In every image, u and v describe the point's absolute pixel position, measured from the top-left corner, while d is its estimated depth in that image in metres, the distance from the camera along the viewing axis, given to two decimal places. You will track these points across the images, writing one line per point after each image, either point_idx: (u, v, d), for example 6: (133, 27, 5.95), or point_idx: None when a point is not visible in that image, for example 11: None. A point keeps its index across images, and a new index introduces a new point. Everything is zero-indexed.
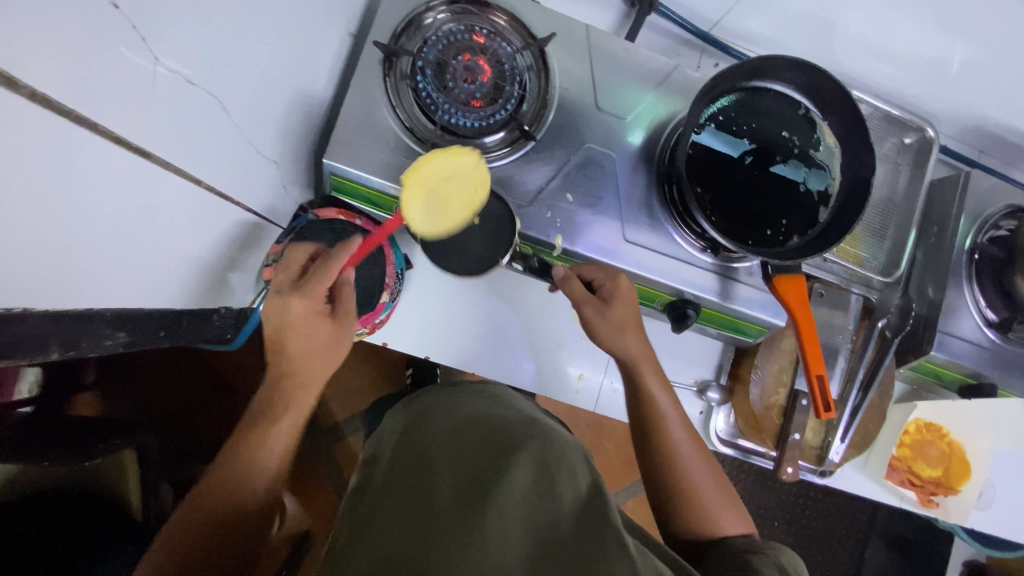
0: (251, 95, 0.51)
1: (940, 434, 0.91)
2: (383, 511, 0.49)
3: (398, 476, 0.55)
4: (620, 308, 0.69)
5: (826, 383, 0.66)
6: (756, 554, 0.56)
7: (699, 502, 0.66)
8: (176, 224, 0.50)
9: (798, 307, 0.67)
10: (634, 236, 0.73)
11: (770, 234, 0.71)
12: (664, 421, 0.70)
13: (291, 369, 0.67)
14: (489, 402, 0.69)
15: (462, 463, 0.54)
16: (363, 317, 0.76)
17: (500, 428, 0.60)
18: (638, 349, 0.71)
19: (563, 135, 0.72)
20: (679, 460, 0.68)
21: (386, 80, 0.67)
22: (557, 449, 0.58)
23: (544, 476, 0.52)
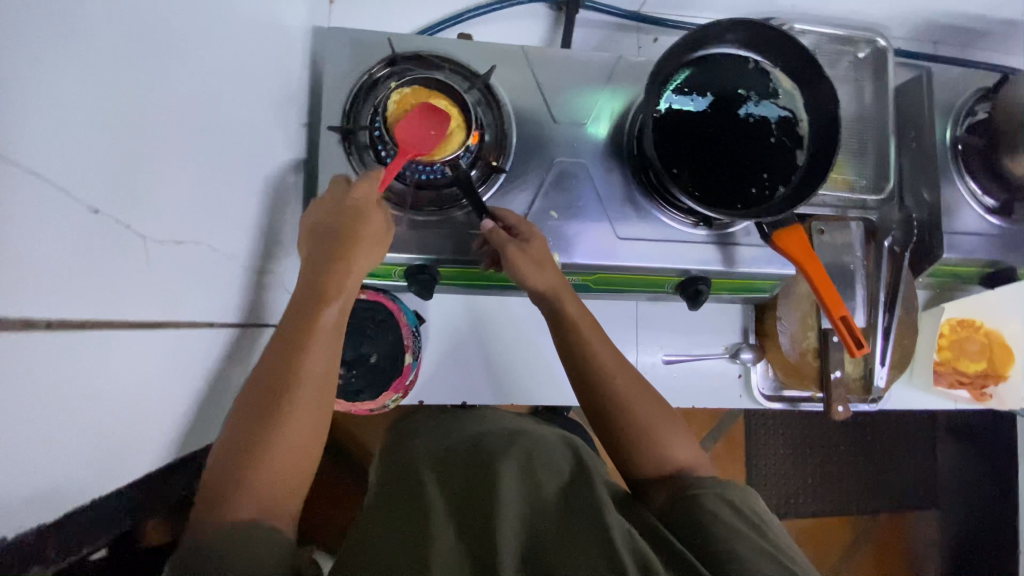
0: (203, 219, 0.53)
1: (975, 326, 0.90)
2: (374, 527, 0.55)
3: (396, 499, 0.60)
4: (536, 244, 0.67)
5: (852, 323, 0.65)
6: (706, 492, 0.57)
7: (650, 434, 0.64)
8: (181, 364, 0.54)
9: (803, 256, 0.66)
10: (626, 231, 0.74)
11: (755, 192, 0.72)
12: (597, 359, 0.67)
13: (314, 308, 0.56)
14: (475, 421, 0.76)
15: (457, 486, 0.60)
16: (394, 383, 0.75)
17: (490, 443, 0.67)
18: (554, 282, 0.67)
19: (530, 157, 0.74)
20: (620, 396, 0.66)
21: (350, 157, 0.69)
22: (541, 449, 0.66)
23: (538, 474, 0.61)
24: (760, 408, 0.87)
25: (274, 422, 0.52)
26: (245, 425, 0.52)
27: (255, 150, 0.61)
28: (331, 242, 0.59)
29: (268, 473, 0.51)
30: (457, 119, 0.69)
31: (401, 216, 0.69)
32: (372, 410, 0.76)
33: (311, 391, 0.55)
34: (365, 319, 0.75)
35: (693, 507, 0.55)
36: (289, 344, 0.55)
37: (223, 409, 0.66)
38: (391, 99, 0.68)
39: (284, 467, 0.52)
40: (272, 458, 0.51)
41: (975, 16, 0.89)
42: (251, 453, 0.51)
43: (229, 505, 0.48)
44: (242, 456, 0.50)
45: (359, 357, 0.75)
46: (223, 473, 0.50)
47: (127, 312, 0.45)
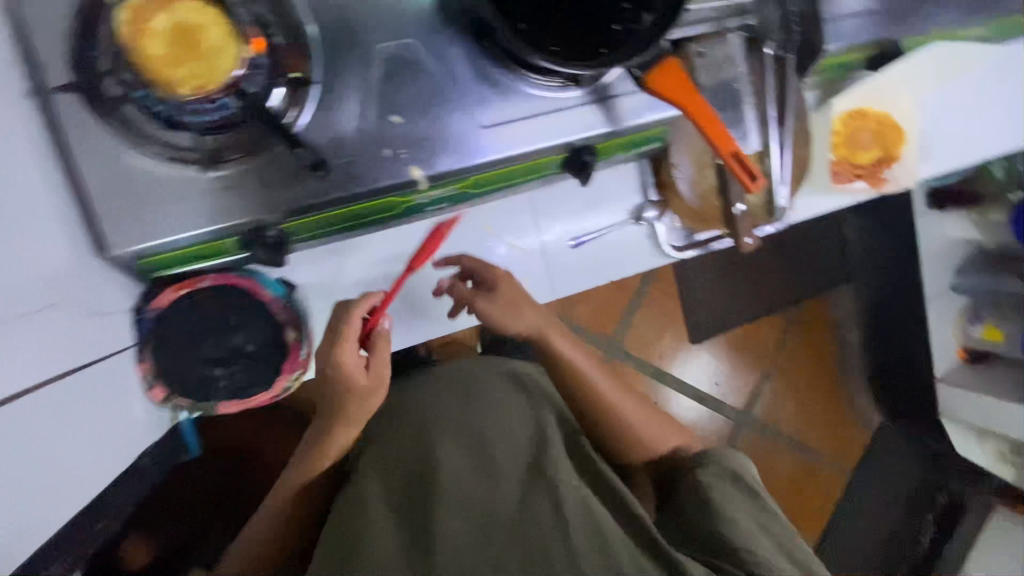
0: None
1: (866, 114, 0.86)
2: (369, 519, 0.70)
3: (352, 524, 0.70)
4: (506, 288, 0.72)
5: (744, 155, 0.59)
6: (700, 470, 0.81)
7: (654, 447, 0.86)
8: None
9: (681, 94, 0.58)
10: (490, 116, 0.62)
11: (617, 29, 0.59)
12: (570, 357, 0.83)
13: (349, 398, 0.67)
14: (452, 393, 0.82)
15: (407, 476, 0.76)
16: (285, 365, 0.66)
17: (467, 447, 0.77)
18: (537, 319, 0.73)
19: (346, 55, 0.57)
20: (607, 398, 0.84)
21: (104, 122, 0.52)
22: (498, 428, 0.80)
23: (490, 471, 0.75)
24: (674, 261, 0.84)
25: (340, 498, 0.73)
26: (315, 452, 0.75)
27: None
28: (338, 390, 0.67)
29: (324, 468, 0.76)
30: (218, 23, 0.52)
31: (205, 178, 0.55)
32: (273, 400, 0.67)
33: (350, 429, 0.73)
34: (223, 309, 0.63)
35: (694, 485, 0.79)
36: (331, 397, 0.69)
37: (103, 467, 0.55)
38: (121, 19, 0.50)
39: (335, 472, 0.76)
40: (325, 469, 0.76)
41: None
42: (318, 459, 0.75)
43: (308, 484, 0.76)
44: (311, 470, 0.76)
45: (233, 351, 0.64)
46: (298, 475, 0.76)
47: None
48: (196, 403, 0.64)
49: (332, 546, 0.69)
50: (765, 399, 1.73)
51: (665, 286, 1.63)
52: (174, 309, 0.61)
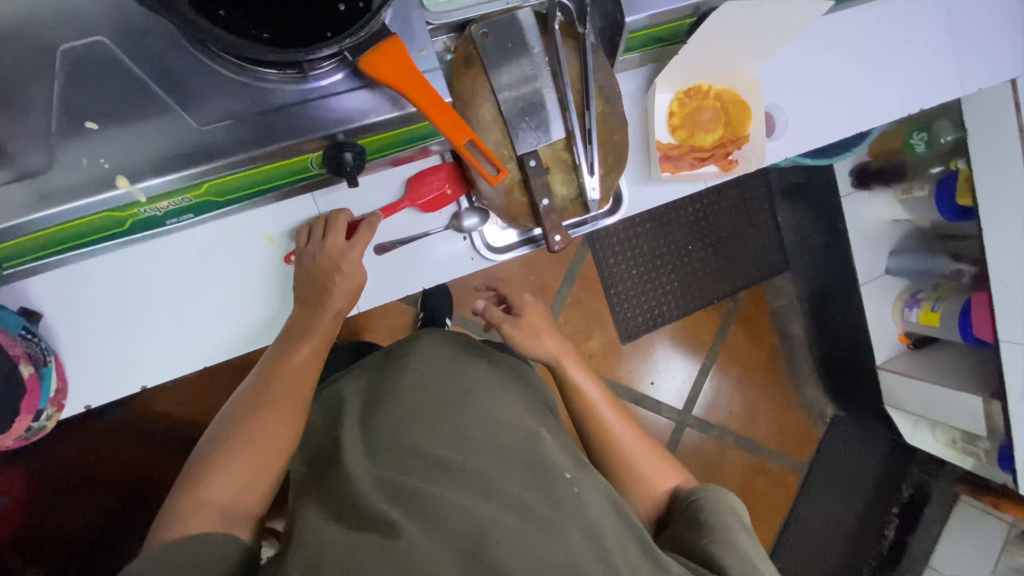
0: None
1: (703, 93, 0.80)
2: (359, 487, 0.63)
3: (405, 455, 0.67)
4: (526, 315, 0.88)
5: (479, 145, 0.61)
6: (704, 496, 0.74)
7: (633, 462, 0.81)
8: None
9: (397, 78, 0.55)
10: (212, 115, 0.55)
11: (344, 9, 0.54)
12: (581, 388, 0.86)
13: (288, 347, 0.66)
14: (428, 374, 0.78)
15: (405, 484, 0.63)
16: (24, 405, 0.60)
17: (451, 411, 0.73)
18: (554, 346, 0.87)
19: (24, 63, 0.53)
20: (606, 422, 0.84)
21: None
22: (493, 415, 0.74)
23: (493, 451, 0.68)
24: (493, 263, 0.76)
25: (256, 460, 0.61)
26: (230, 427, 0.63)
27: None
28: (295, 331, 0.67)
29: (259, 460, 0.61)
30: None
31: None
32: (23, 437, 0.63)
33: (288, 394, 0.65)
34: None
35: (696, 510, 0.73)
36: (277, 352, 0.66)
37: None
38: None
39: (253, 462, 0.61)
40: (262, 458, 0.61)
41: None
42: (229, 445, 0.61)
43: (203, 484, 0.58)
44: (213, 457, 0.60)
45: None
46: (185, 481, 0.59)
47: None
48: None
49: (327, 516, 0.62)
50: (707, 397, 1.66)
51: (586, 285, 1.56)
52: None
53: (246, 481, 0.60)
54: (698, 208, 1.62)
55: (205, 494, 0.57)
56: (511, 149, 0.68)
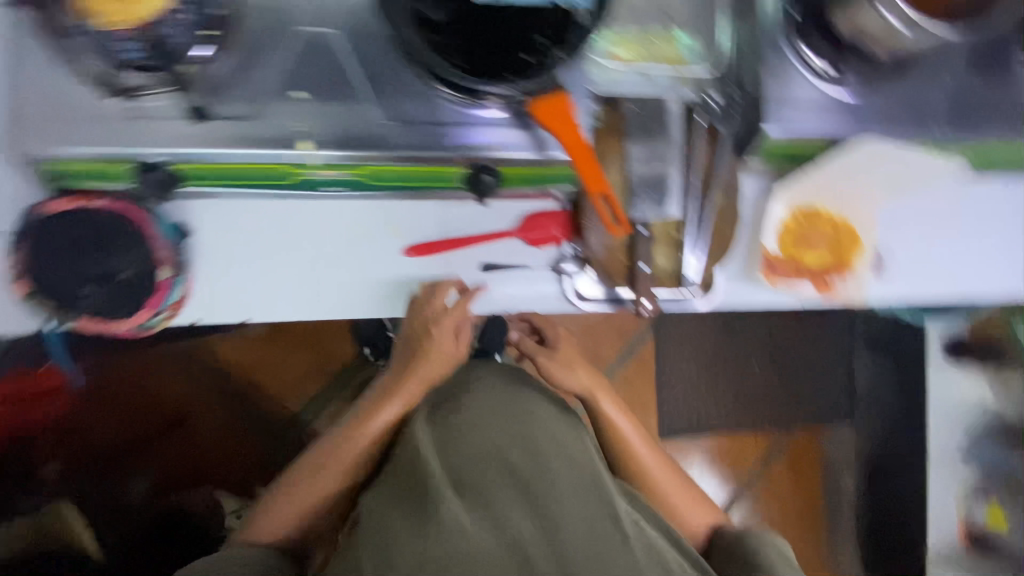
0: None
1: (820, 215, 0.81)
2: (436, 483, 0.72)
3: (473, 463, 0.76)
4: (562, 348, 0.88)
5: (611, 199, 0.69)
6: (749, 539, 0.82)
7: (668, 497, 0.89)
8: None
9: (563, 131, 0.66)
10: (394, 112, 0.65)
11: (528, 57, 0.62)
12: (614, 421, 0.88)
13: (373, 408, 0.81)
14: (492, 386, 0.83)
15: (472, 490, 0.73)
16: (149, 300, 0.68)
17: (517, 426, 0.79)
18: (588, 380, 0.87)
19: (264, 33, 0.63)
20: (638, 454, 0.88)
21: (47, 42, 0.60)
22: (552, 435, 0.80)
23: (552, 470, 0.76)
24: (574, 310, 0.78)
25: (317, 483, 0.80)
26: (321, 454, 0.82)
27: None
28: (383, 391, 0.81)
29: (325, 484, 0.80)
30: None
31: (111, 104, 0.61)
32: (134, 330, 0.70)
33: (363, 445, 0.80)
34: (105, 232, 0.66)
35: (741, 545, 0.82)
36: (367, 406, 0.82)
37: None
38: None
39: (317, 486, 0.80)
40: (325, 484, 0.80)
41: None
42: (310, 470, 0.81)
43: (274, 504, 0.81)
44: (300, 475, 0.82)
45: (104, 274, 0.66)
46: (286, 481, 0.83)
47: None
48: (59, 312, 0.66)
49: (403, 506, 0.71)
50: None
51: (640, 367, 1.53)
52: (62, 217, 0.65)
53: (314, 495, 0.80)
54: (772, 330, 1.59)
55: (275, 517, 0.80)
56: (626, 212, 0.72)
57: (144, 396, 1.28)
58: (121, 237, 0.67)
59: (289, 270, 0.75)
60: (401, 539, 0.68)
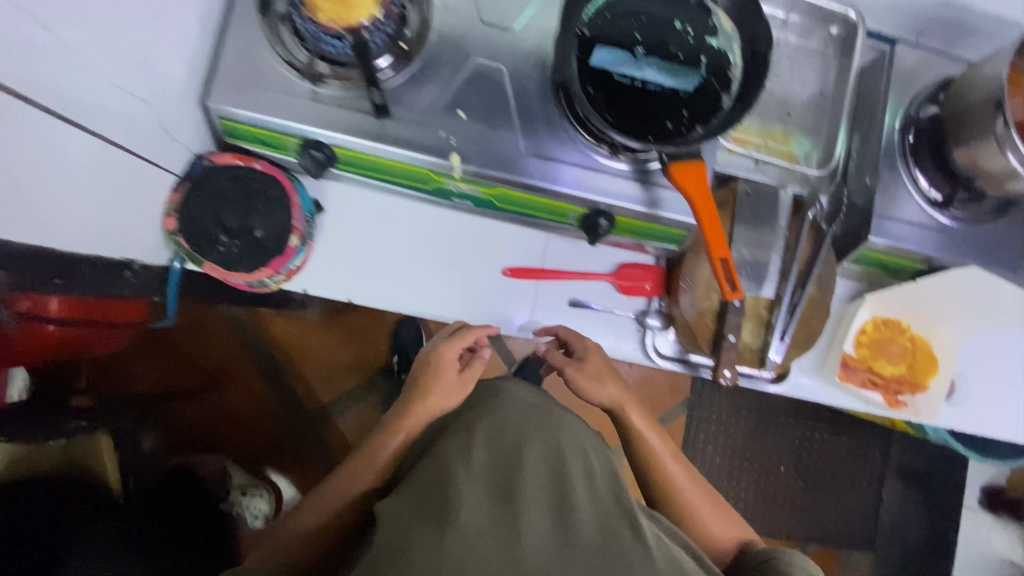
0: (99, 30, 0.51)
1: (900, 329, 0.84)
2: (451, 479, 0.64)
3: (485, 461, 0.66)
4: (591, 358, 0.76)
5: (731, 265, 0.63)
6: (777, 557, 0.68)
7: (698, 520, 0.75)
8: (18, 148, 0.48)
9: (696, 192, 0.64)
10: (537, 148, 0.72)
11: (671, 127, 0.69)
12: (642, 435, 0.78)
13: (386, 428, 0.75)
14: (516, 398, 0.76)
15: (483, 485, 0.63)
16: (274, 261, 0.73)
17: (537, 430, 0.70)
18: (617, 393, 0.76)
19: (446, 53, 0.70)
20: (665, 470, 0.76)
21: (263, 21, 0.68)
22: (576, 447, 0.70)
23: (570, 477, 0.65)
24: (652, 366, 0.84)
25: (316, 517, 0.71)
26: (321, 487, 0.73)
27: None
28: (396, 410, 0.76)
29: (324, 518, 0.71)
30: None
31: (303, 85, 0.69)
32: (249, 284, 0.74)
33: (366, 470, 0.73)
34: (256, 191, 0.72)
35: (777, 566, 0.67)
36: (379, 429, 0.75)
37: (83, 243, 0.63)
38: None
39: (315, 517, 0.71)
40: (326, 514, 0.71)
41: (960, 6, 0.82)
42: (311, 499, 0.73)
43: (274, 539, 0.71)
44: (299, 506, 0.73)
45: (244, 229, 0.73)
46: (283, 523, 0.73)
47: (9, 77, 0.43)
48: (191, 252, 0.71)
49: (415, 505, 0.63)
50: None
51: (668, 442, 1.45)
52: (225, 170, 0.72)
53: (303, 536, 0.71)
54: (805, 436, 1.50)
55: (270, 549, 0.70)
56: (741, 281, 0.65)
57: (194, 351, 1.29)
58: (266, 198, 0.73)
59: (397, 266, 0.81)
60: (406, 535, 0.59)
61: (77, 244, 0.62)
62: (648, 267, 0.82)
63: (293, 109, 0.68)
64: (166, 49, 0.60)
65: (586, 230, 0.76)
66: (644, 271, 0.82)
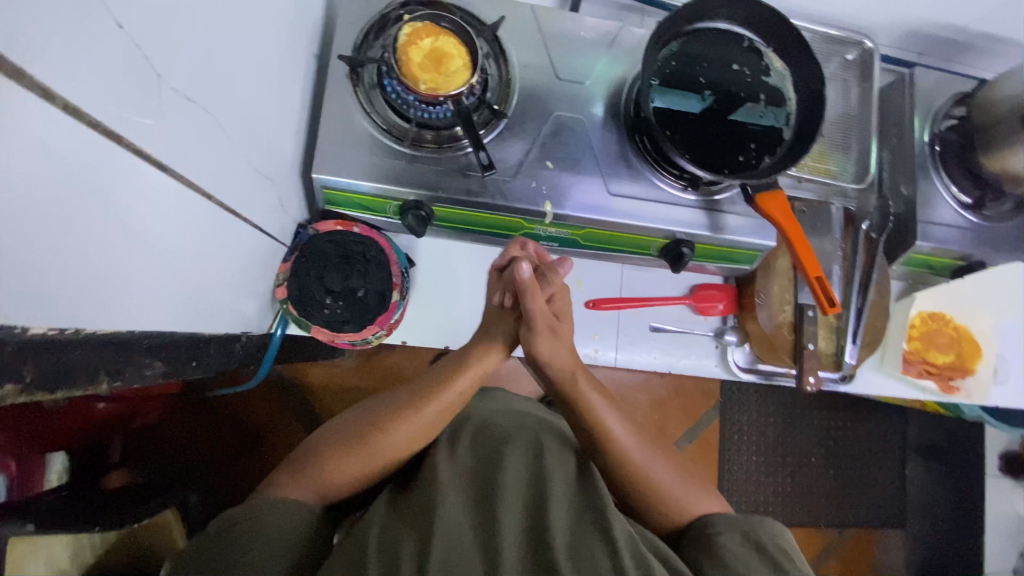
0: (246, 115, 0.53)
1: (944, 320, 0.92)
2: (432, 481, 0.65)
3: (469, 466, 0.69)
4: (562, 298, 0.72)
5: (827, 284, 0.71)
6: (724, 534, 0.63)
7: (664, 489, 0.68)
8: (187, 233, 0.49)
9: (784, 218, 0.70)
10: (617, 188, 0.76)
11: (742, 159, 0.75)
12: (598, 412, 0.70)
13: (438, 379, 0.70)
14: (504, 406, 0.78)
15: (464, 487, 0.66)
16: (379, 318, 0.75)
17: (519, 436, 0.72)
18: (569, 361, 0.72)
19: (530, 110, 0.76)
20: (626, 449, 0.68)
21: (357, 91, 0.71)
22: (554, 452, 0.71)
23: (545, 479, 0.66)
24: (734, 379, 0.90)
25: (348, 458, 0.65)
26: (350, 431, 0.67)
27: (291, 77, 0.63)
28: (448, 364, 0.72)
29: (351, 458, 0.65)
30: (463, 57, 0.70)
31: (401, 149, 0.72)
32: (352, 342, 0.75)
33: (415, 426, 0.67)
34: (356, 252, 0.75)
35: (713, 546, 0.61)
36: (427, 381, 0.71)
37: (221, 322, 0.64)
38: (399, 39, 0.69)
39: (346, 469, 0.65)
40: (355, 466, 0.65)
41: (959, 29, 0.92)
42: (338, 443, 0.66)
43: (296, 479, 0.64)
44: (323, 447, 0.66)
45: (347, 290, 0.74)
46: (303, 455, 0.67)
47: (185, 166, 0.44)
48: (300, 318, 0.73)
49: (398, 507, 0.65)
50: None
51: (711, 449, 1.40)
52: (327, 236, 0.74)
53: (340, 478, 0.65)
54: (833, 427, 1.56)
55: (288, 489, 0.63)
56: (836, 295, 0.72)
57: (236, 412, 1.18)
58: (366, 258, 0.75)
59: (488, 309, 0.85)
60: (384, 532, 0.61)
61: (217, 326, 0.63)
62: (720, 286, 0.88)
63: (392, 172, 0.71)
64: (281, 127, 0.62)
65: (665, 257, 0.80)
66: (715, 291, 0.88)
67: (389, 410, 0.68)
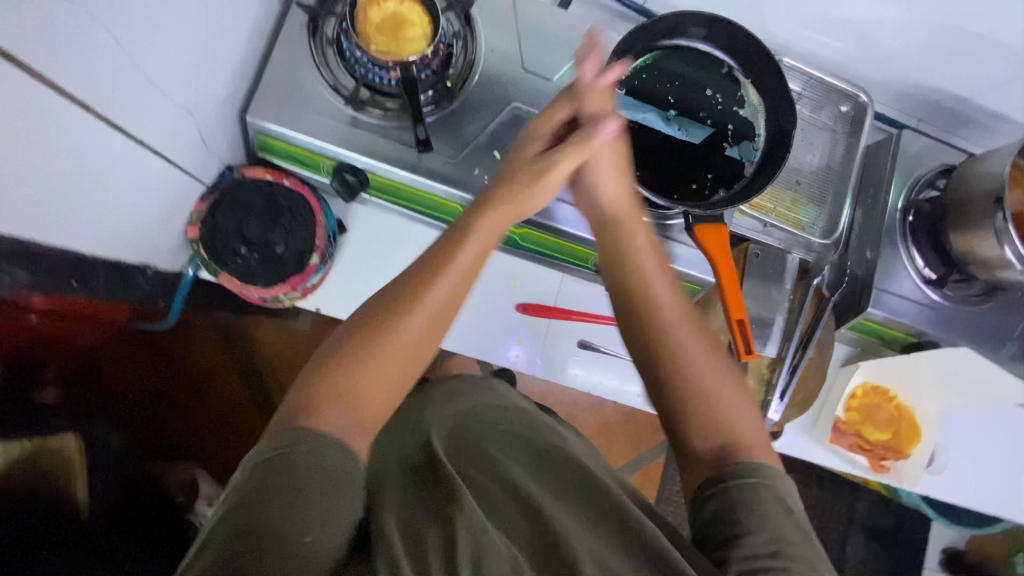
0: (157, 34, 0.50)
1: (887, 396, 0.88)
2: (453, 477, 0.55)
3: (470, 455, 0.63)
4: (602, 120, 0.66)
5: (747, 328, 0.68)
6: (760, 486, 0.50)
7: (695, 374, 0.59)
8: (58, 139, 0.47)
9: (718, 254, 0.67)
10: (565, 194, 0.73)
11: (695, 188, 0.72)
12: (640, 275, 0.64)
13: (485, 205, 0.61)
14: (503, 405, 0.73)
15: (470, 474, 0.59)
16: (292, 278, 0.72)
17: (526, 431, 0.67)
18: (621, 198, 0.67)
19: (486, 94, 0.72)
20: (658, 311, 0.62)
21: (310, 42, 0.69)
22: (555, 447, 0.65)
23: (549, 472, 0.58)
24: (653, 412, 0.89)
25: (397, 316, 0.53)
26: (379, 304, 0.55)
27: (234, 11, 0.61)
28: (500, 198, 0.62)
29: (391, 309, 0.54)
30: (424, 26, 0.68)
31: (344, 110, 0.69)
32: (263, 299, 0.73)
33: (483, 236, 0.60)
34: (283, 207, 0.72)
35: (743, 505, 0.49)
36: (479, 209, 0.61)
37: (107, 243, 0.62)
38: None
39: (398, 353, 0.53)
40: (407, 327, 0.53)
41: (960, 100, 0.89)
42: (376, 322, 0.53)
43: (321, 405, 0.48)
44: (357, 334, 0.53)
45: (265, 242, 0.72)
46: (308, 377, 0.51)
47: (52, 69, 0.42)
48: (211, 261, 0.71)
49: (407, 498, 0.55)
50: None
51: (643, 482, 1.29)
52: (254, 184, 0.72)
53: (389, 371, 0.52)
54: None
55: (320, 409, 0.48)
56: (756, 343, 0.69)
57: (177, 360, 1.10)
58: (292, 215, 0.73)
59: None
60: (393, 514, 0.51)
61: (99, 248, 0.61)
62: None
63: (328, 130, 0.68)
64: (211, 61, 0.60)
65: None
66: None
67: (398, 312, 0.53)
